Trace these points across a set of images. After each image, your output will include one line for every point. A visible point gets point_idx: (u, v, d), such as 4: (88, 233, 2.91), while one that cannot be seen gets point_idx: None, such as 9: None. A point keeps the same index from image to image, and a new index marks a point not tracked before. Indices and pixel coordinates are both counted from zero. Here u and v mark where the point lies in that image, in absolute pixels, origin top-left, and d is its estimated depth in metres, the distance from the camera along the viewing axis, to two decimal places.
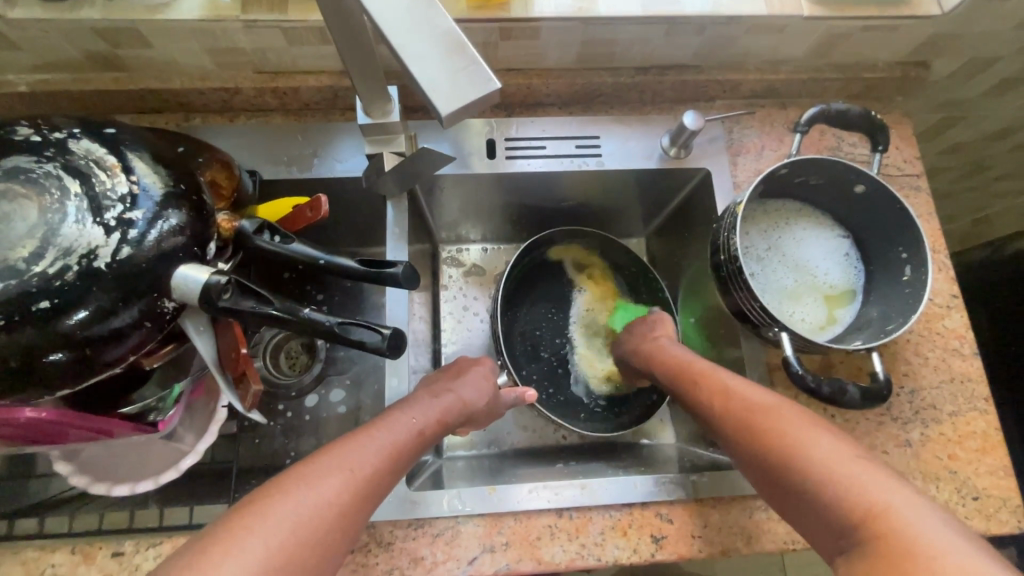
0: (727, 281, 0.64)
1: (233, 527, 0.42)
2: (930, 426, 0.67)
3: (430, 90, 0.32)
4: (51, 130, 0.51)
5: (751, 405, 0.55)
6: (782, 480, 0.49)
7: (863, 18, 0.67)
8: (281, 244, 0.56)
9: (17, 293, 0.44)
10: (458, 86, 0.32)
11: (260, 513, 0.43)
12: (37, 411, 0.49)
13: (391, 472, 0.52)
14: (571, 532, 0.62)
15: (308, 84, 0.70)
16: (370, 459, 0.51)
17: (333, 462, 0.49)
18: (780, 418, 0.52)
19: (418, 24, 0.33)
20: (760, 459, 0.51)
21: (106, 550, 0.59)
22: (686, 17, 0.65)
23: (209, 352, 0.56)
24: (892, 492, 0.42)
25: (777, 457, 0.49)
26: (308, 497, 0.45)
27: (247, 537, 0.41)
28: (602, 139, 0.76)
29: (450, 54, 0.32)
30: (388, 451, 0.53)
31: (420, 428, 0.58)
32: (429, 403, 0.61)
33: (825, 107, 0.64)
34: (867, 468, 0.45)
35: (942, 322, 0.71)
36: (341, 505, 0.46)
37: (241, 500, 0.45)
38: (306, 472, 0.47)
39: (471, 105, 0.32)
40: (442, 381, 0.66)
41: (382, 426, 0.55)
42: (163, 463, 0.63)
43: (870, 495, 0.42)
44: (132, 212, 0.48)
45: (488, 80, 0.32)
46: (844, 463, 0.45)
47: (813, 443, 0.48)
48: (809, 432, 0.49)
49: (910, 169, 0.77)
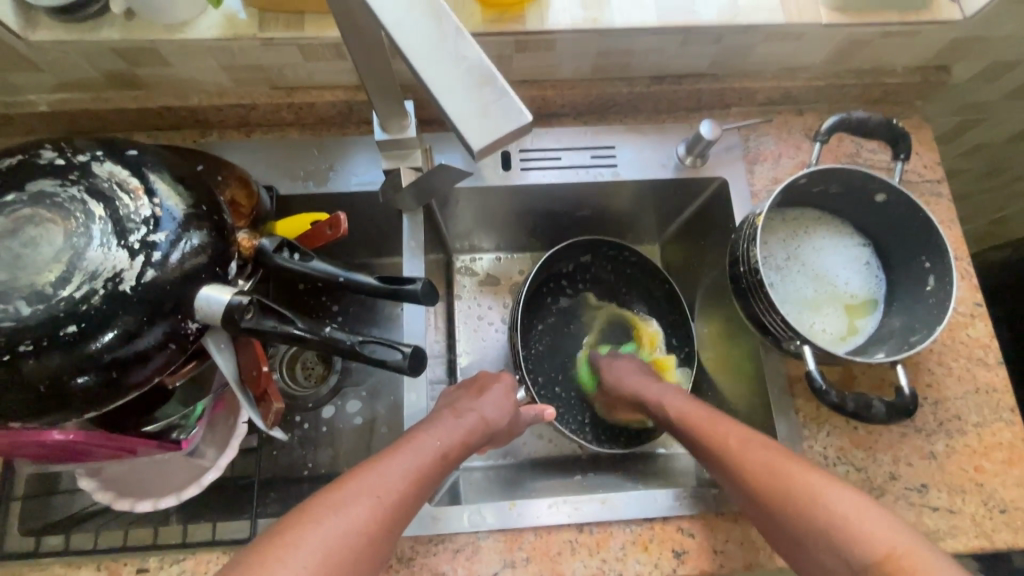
0: (746, 292, 0.64)
1: (269, 556, 0.44)
2: (955, 437, 0.66)
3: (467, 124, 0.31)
4: (74, 152, 0.51)
5: (754, 462, 0.54)
6: (794, 533, 0.50)
7: (884, 24, 0.66)
8: (301, 262, 0.56)
9: (46, 317, 0.44)
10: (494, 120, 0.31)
11: (291, 542, 0.45)
12: (65, 433, 0.50)
13: (415, 496, 0.53)
14: (592, 547, 0.62)
15: (324, 99, 0.71)
16: (396, 484, 0.52)
17: (362, 489, 0.50)
18: (784, 468, 0.52)
19: (445, 55, 0.33)
20: (770, 511, 0.52)
21: (131, 566, 0.59)
22: (702, 26, 0.64)
23: (229, 368, 0.56)
24: (895, 535, 0.45)
25: (787, 514, 0.50)
26: (335, 525, 0.47)
27: (280, 565, 0.43)
28: (617, 148, 0.76)
29: (480, 87, 0.32)
30: (414, 475, 0.53)
31: (445, 451, 0.58)
32: (453, 424, 0.61)
33: (845, 115, 0.63)
34: (873, 515, 0.47)
35: (966, 331, 0.70)
36: (369, 535, 0.48)
37: (275, 523, 0.47)
38: (335, 497, 0.49)
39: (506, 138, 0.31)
40: (464, 399, 0.66)
41: (407, 447, 0.56)
42: (185, 479, 0.64)
43: (877, 540, 0.45)
44: (155, 234, 0.48)
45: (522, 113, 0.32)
46: (853, 511, 0.47)
47: (827, 496, 0.49)
48: (810, 482, 0.51)
49: (931, 174, 0.76)
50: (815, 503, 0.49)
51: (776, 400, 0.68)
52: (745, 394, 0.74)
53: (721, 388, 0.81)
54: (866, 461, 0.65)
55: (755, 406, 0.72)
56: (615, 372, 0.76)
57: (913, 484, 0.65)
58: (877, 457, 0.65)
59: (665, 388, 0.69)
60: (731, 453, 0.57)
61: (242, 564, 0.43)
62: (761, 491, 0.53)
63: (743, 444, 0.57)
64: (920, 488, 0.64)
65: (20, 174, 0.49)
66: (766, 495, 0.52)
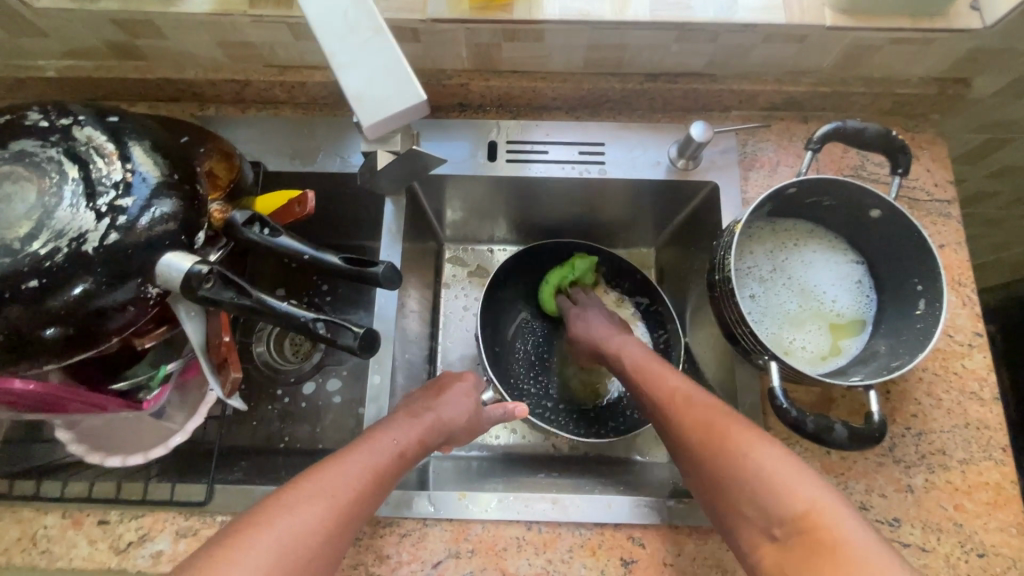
0: (720, 302, 0.62)
1: (217, 559, 0.44)
2: (936, 472, 0.62)
3: (363, 102, 0.45)
4: (59, 115, 0.53)
5: (695, 408, 0.56)
6: (721, 480, 0.50)
7: (894, 30, 0.62)
8: (268, 237, 0.57)
9: (11, 271, 0.46)
10: (390, 100, 0.44)
11: (242, 543, 0.45)
12: (27, 382, 0.51)
13: (373, 494, 0.53)
14: (538, 546, 0.61)
15: (315, 79, 0.71)
16: (352, 483, 0.52)
17: (316, 489, 0.50)
18: (721, 415, 0.53)
19: (353, 41, 0.45)
20: (700, 455, 0.53)
21: (93, 517, 0.62)
22: (696, 23, 0.62)
23: (197, 335, 0.57)
24: (818, 493, 0.45)
25: (715, 458, 0.51)
26: (291, 525, 0.47)
27: (230, 565, 0.43)
28: (607, 146, 0.74)
29: (378, 71, 0.45)
30: (370, 474, 0.54)
31: (401, 452, 0.58)
32: (410, 424, 0.61)
33: (840, 124, 0.60)
34: (796, 471, 0.47)
35: (961, 361, 0.66)
36: (325, 534, 0.48)
37: (227, 527, 0.47)
38: (288, 499, 0.49)
39: (400, 115, 0.44)
40: (424, 399, 0.66)
41: (364, 448, 0.56)
42: (153, 439, 0.66)
43: (797, 492, 0.45)
44: (124, 199, 0.50)
45: (416, 93, 0.44)
46: (778, 467, 0.47)
47: (752, 447, 0.49)
48: (740, 430, 0.51)
49: (941, 193, 0.72)
50: (742, 452, 0.49)
51: (746, 416, 0.65)
52: None
53: (700, 399, 0.78)
54: (836, 488, 0.62)
55: None
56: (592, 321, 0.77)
57: (884, 516, 0.61)
58: (848, 485, 0.62)
59: (629, 340, 0.72)
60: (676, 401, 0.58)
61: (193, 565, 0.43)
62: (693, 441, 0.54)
63: (690, 397, 0.58)
64: (892, 521, 0.61)
65: (6, 134, 0.51)
66: (709, 448, 0.52)
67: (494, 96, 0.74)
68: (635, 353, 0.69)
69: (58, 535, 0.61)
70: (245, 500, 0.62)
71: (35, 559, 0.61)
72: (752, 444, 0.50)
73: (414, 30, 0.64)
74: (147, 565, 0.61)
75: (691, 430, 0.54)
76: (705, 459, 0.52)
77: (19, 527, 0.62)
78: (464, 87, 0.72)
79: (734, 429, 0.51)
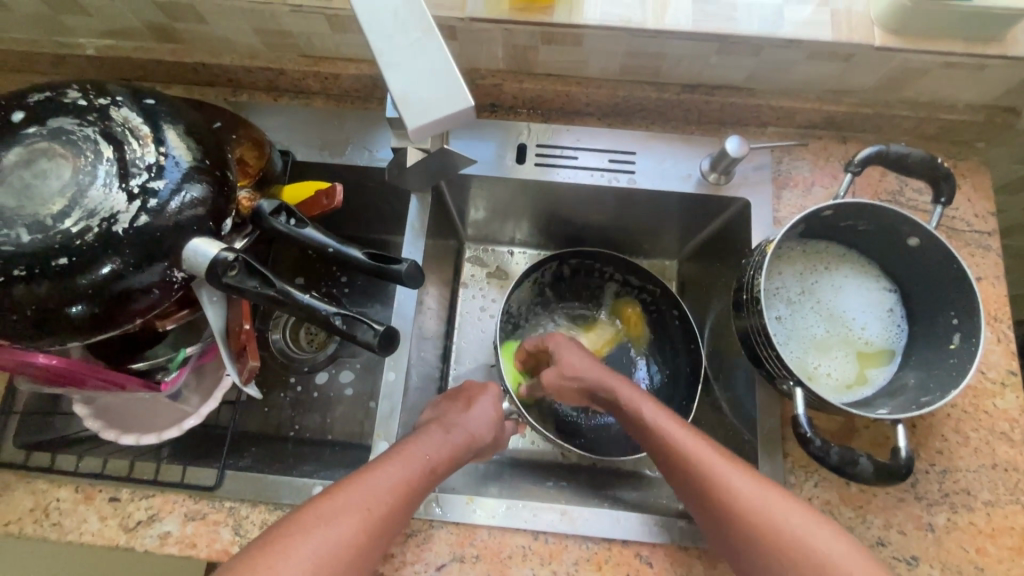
0: (746, 322, 0.61)
1: (261, 562, 0.45)
2: (959, 512, 0.60)
3: (408, 104, 0.44)
4: (97, 95, 0.53)
5: (717, 473, 0.53)
6: (736, 537, 0.51)
7: (945, 53, 0.60)
8: (294, 228, 0.57)
9: (42, 247, 0.47)
10: (435, 103, 0.44)
11: (281, 554, 0.46)
12: (49, 358, 0.52)
13: (404, 508, 0.53)
14: (544, 557, 0.60)
15: (349, 71, 0.71)
16: (385, 497, 0.52)
17: (351, 501, 0.50)
18: (755, 488, 0.52)
19: (400, 42, 0.45)
20: (739, 539, 0.51)
21: (105, 494, 0.63)
22: (741, 36, 0.61)
23: (218, 322, 0.58)
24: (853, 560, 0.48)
25: (725, 516, 0.52)
26: (328, 536, 0.47)
27: (272, 575, 0.44)
28: (638, 155, 0.73)
29: (425, 76, 0.44)
30: (404, 486, 0.54)
31: (432, 466, 0.57)
32: (443, 439, 0.61)
33: (883, 148, 0.58)
34: (831, 536, 0.49)
35: (992, 400, 0.64)
36: (357, 546, 0.48)
37: (268, 529, 0.48)
38: (324, 509, 0.49)
39: (446, 119, 0.44)
40: (454, 412, 0.65)
41: (398, 458, 0.56)
42: (167, 420, 0.66)
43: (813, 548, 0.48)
44: (156, 181, 0.50)
45: (462, 98, 0.44)
46: (816, 535, 0.49)
47: (772, 514, 0.50)
48: (777, 503, 0.51)
49: (981, 225, 0.69)
50: (754, 501, 0.51)
51: (765, 439, 0.64)
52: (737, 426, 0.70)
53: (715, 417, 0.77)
54: (854, 520, 0.61)
55: (744, 442, 0.68)
56: (569, 361, 0.67)
57: (902, 554, 0.59)
58: (866, 519, 0.61)
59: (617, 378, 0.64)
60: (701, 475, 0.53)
61: (238, 566, 0.45)
62: (725, 521, 0.51)
63: (695, 446, 0.55)
64: (910, 560, 0.59)
65: (44, 110, 0.52)
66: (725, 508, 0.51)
67: (526, 98, 0.73)
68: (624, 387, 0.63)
69: (69, 508, 0.62)
70: (253, 488, 0.62)
71: (46, 531, 0.61)
72: (799, 524, 0.49)
73: (453, 28, 0.63)
74: (155, 546, 0.61)
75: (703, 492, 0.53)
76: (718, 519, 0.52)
77: (33, 498, 0.62)
78: (497, 88, 0.72)
79: (770, 505, 0.51)
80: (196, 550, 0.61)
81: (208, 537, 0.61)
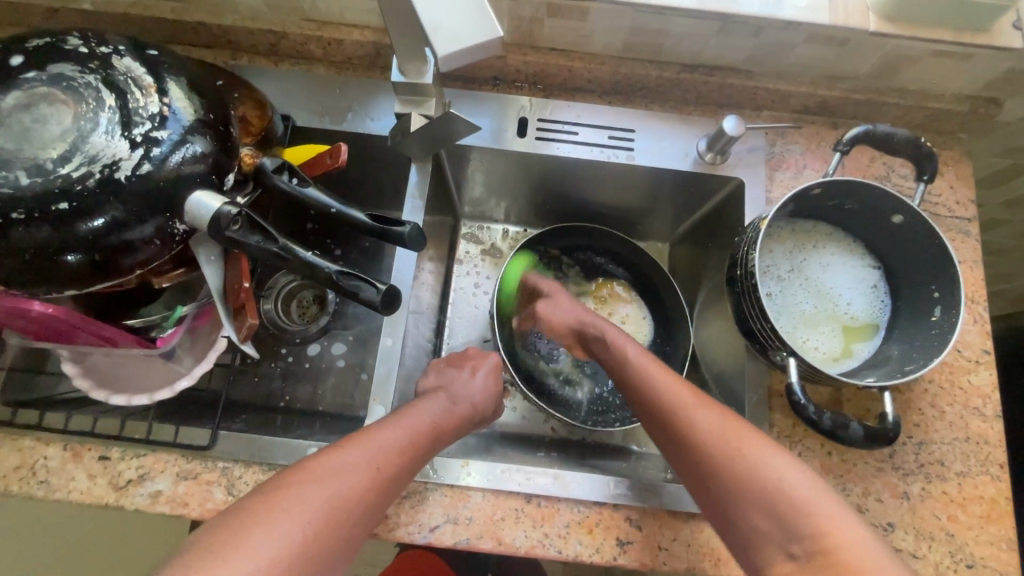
0: (740, 297, 0.62)
1: (271, 505, 0.45)
2: (933, 482, 0.63)
3: (438, 33, 0.43)
4: (98, 43, 0.53)
5: (709, 427, 0.52)
6: (735, 493, 0.49)
7: (934, 41, 0.63)
8: (297, 187, 0.57)
9: (42, 191, 0.46)
10: (466, 33, 0.43)
11: (294, 498, 0.45)
12: (45, 306, 0.51)
13: (408, 468, 0.54)
14: (536, 519, 0.61)
15: (353, 37, 0.71)
16: (393, 457, 0.53)
17: (362, 457, 0.51)
18: (746, 436, 0.51)
19: None
20: (739, 500, 0.49)
21: (95, 452, 0.62)
22: (742, 16, 0.62)
23: (215, 279, 0.57)
24: (842, 517, 0.46)
25: (724, 471, 0.50)
26: (338, 487, 0.47)
27: (284, 516, 0.44)
28: (637, 133, 0.74)
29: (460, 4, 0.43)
30: (409, 447, 0.55)
31: (437, 433, 0.59)
32: (448, 407, 0.62)
33: (871, 127, 0.61)
34: (825, 495, 0.47)
35: (967, 377, 0.67)
36: (366, 501, 0.49)
37: (272, 478, 0.48)
38: (335, 463, 0.49)
39: (477, 49, 0.43)
40: (459, 380, 0.67)
41: (404, 422, 0.56)
42: (161, 381, 0.65)
43: (814, 512, 0.46)
44: (159, 131, 0.50)
45: (494, 28, 0.43)
46: (808, 493, 0.47)
47: (768, 467, 0.49)
48: (768, 458, 0.49)
49: (962, 211, 0.72)
50: (748, 459, 0.49)
51: (752, 410, 0.66)
52: (724, 401, 0.72)
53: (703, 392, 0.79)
54: (835, 488, 0.63)
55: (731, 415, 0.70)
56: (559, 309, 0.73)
57: (879, 520, 0.62)
58: (846, 487, 0.63)
59: (621, 333, 0.66)
60: (697, 421, 0.53)
61: (246, 512, 0.44)
62: (715, 463, 0.51)
63: (688, 401, 0.55)
64: (887, 526, 0.62)
65: (43, 56, 0.51)
66: (719, 462, 0.50)
67: (529, 72, 0.74)
68: (624, 342, 0.65)
69: (57, 466, 0.61)
70: (248, 448, 0.62)
71: (33, 488, 0.61)
72: (794, 482, 0.48)
73: None
74: (146, 504, 0.61)
75: (698, 445, 0.52)
76: (715, 476, 0.51)
77: (20, 455, 0.62)
78: (501, 60, 0.72)
79: (760, 459, 0.49)
80: (188, 509, 0.61)
81: (201, 497, 0.61)
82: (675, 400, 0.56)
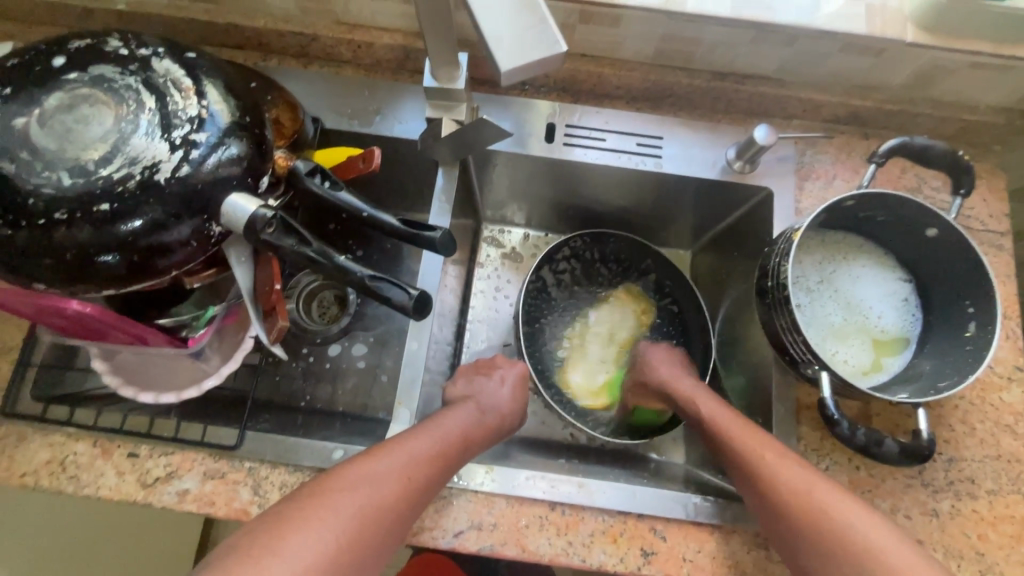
0: (771, 309, 0.62)
1: (306, 510, 0.45)
2: (963, 499, 0.62)
3: (499, 45, 0.40)
4: (138, 45, 0.53)
5: (795, 480, 0.55)
6: (812, 541, 0.52)
7: (973, 53, 0.62)
8: (329, 190, 0.57)
9: (84, 192, 0.47)
10: (528, 46, 0.41)
11: (328, 504, 0.46)
12: (82, 306, 0.51)
13: (439, 478, 0.54)
14: (560, 527, 0.61)
15: (383, 41, 0.72)
16: (426, 465, 0.53)
17: (395, 465, 0.51)
18: (826, 490, 0.54)
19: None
20: (811, 545, 0.52)
21: (123, 449, 0.63)
22: (777, 26, 0.62)
23: (246, 281, 0.58)
24: (909, 559, 0.49)
25: (801, 520, 0.53)
26: (370, 495, 0.48)
27: (319, 522, 0.44)
28: (665, 140, 0.74)
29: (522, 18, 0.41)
30: (440, 456, 0.55)
31: (466, 442, 0.59)
32: (477, 417, 0.62)
33: (907, 139, 0.60)
34: (887, 536, 0.50)
35: (999, 394, 0.66)
36: (398, 511, 0.49)
37: (305, 484, 0.49)
38: (368, 470, 0.49)
39: (538, 64, 0.41)
40: (487, 390, 0.67)
41: (435, 431, 0.56)
42: (188, 380, 0.65)
43: (881, 554, 0.49)
44: (197, 134, 0.50)
45: (557, 43, 0.41)
46: (879, 537, 0.50)
47: (843, 515, 0.52)
48: (848, 508, 0.52)
49: (995, 225, 0.71)
50: (825, 509, 0.52)
51: (779, 422, 0.65)
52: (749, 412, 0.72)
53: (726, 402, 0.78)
54: (862, 503, 0.62)
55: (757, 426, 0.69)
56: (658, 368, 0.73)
57: (907, 538, 0.61)
58: (874, 503, 0.62)
59: (692, 383, 0.70)
60: (775, 473, 0.56)
61: (282, 516, 0.45)
62: (795, 515, 0.53)
63: (762, 451, 0.58)
64: (915, 543, 0.61)
65: (85, 57, 0.51)
66: (794, 513, 0.53)
67: (559, 78, 0.74)
68: (699, 397, 0.68)
69: (87, 462, 0.62)
70: (275, 449, 0.63)
71: (62, 484, 0.61)
72: (863, 527, 0.51)
73: None
74: (173, 502, 0.61)
75: (773, 492, 0.55)
76: (790, 525, 0.53)
77: (50, 450, 0.62)
78: None
79: (837, 509, 0.52)
80: (215, 508, 0.61)
81: (227, 496, 0.61)
82: (751, 450, 0.58)
